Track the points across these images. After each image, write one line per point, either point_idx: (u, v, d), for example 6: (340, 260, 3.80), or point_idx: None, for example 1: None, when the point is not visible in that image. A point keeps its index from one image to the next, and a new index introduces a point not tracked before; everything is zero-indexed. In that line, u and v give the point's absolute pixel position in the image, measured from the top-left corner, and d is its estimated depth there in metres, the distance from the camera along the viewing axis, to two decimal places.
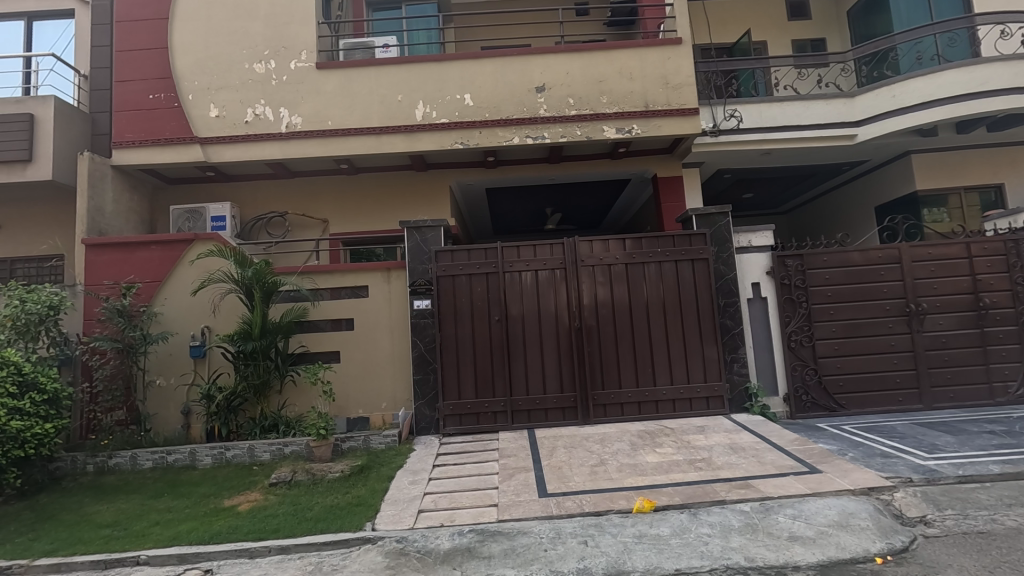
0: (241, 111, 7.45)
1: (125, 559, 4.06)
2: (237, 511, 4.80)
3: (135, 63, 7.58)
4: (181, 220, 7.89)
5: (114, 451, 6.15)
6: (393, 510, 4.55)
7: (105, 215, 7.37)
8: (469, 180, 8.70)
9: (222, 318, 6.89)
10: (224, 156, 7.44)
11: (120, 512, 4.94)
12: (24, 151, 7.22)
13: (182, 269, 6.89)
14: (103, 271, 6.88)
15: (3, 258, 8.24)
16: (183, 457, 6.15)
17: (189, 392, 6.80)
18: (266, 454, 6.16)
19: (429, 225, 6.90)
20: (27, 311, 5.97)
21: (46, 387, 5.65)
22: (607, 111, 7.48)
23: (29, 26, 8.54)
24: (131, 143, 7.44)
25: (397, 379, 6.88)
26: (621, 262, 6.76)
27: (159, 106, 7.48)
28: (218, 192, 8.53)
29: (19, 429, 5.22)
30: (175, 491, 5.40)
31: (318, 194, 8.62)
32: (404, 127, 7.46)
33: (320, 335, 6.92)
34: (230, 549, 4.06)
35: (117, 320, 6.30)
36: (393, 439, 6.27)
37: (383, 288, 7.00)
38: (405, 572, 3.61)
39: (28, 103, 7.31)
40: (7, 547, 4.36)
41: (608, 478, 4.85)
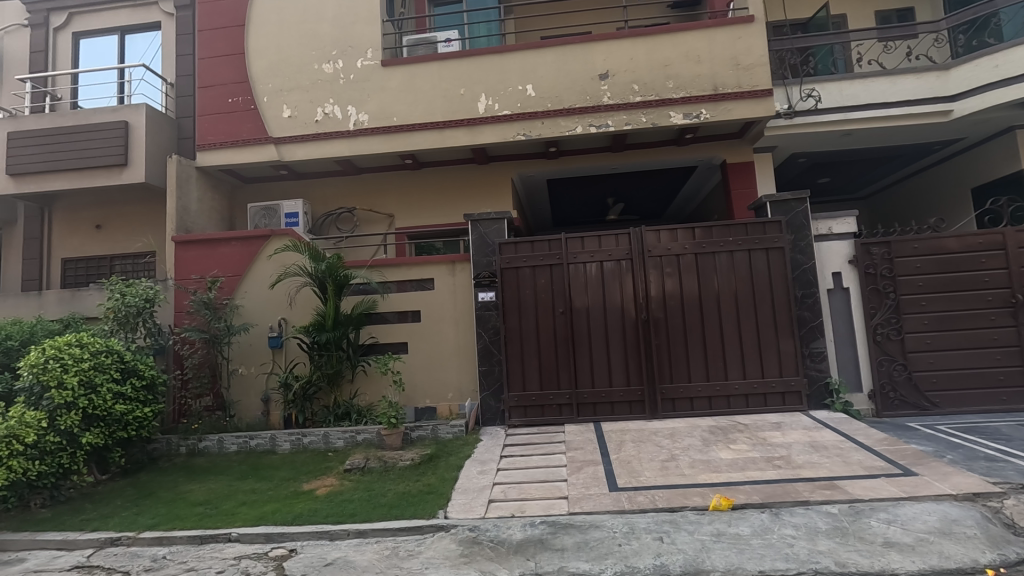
0: (312, 111, 7.73)
1: (218, 535, 4.33)
2: (316, 494, 5.01)
3: (215, 69, 8.00)
4: (258, 218, 8.28)
5: (203, 435, 6.56)
6: (464, 499, 4.62)
7: (191, 213, 7.85)
8: (531, 171, 8.67)
9: (298, 310, 7.21)
10: (296, 154, 7.74)
11: (211, 491, 5.28)
12: (120, 156, 7.79)
13: (260, 264, 7.25)
14: (191, 266, 7.34)
15: (104, 256, 8.96)
16: (264, 442, 6.48)
17: (268, 380, 7.15)
18: (340, 440, 6.40)
19: (492, 217, 6.93)
20: (127, 303, 6.49)
21: (145, 373, 6.12)
22: (673, 96, 7.24)
23: (122, 40, 9.16)
24: (212, 145, 7.88)
25: (462, 370, 6.98)
26: (690, 252, 6.54)
27: (237, 108, 7.88)
28: (290, 190, 8.90)
29: (122, 412, 5.70)
30: (258, 474, 5.71)
31: (383, 190, 8.83)
32: (466, 120, 7.51)
33: (387, 326, 7.12)
34: (312, 531, 4.26)
35: (204, 312, 6.77)
36: (460, 429, 6.37)
37: (448, 280, 7.10)
38: (479, 561, 3.65)
39: (123, 112, 7.89)
40: (115, 520, 4.74)
41: (680, 474, 4.72)
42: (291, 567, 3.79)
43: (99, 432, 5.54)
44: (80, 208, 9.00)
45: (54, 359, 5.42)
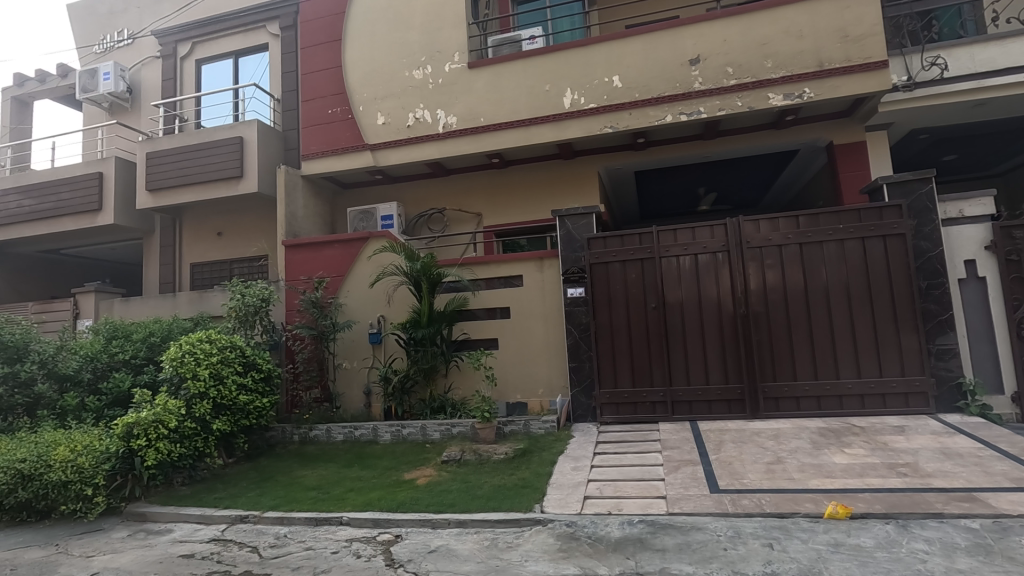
0: (404, 117, 8.07)
1: (331, 518, 4.66)
2: (416, 484, 5.25)
3: (316, 82, 8.55)
4: (357, 221, 8.77)
5: (313, 425, 7.07)
6: (560, 494, 4.64)
7: (298, 219, 8.47)
8: (618, 164, 8.50)
9: (395, 307, 7.57)
10: (390, 159, 8.12)
11: (322, 477, 5.69)
12: (237, 169, 8.56)
13: (360, 264, 7.69)
14: (299, 268, 7.91)
15: (225, 260, 9.88)
16: (367, 432, 6.86)
17: (369, 374, 7.56)
18: (436, 433, 6.64)
19: (580, 212, 6.86)
20: (246, 302, 7.15)
21: (263, 367, 6.73)
22: (772, 76, 6.80)
23: (236, 63, 10.01)
24: (315, 154, 8.44)
25: (553, 366, 6.99)
26: (793, 242, 6.13)
27: (336, 119, 8.38)
28: (384, 193, 9.33)
29: (245, 402, 6.30)
30: (363, 462, 6.07)
31: (471, 189, 9.04)
32: (552, 116, 7.50)
33: (478, 323, 7.29)
34: (416, 519, 4.46)
35: (312, 311, 7.33)
36: (552, 424, 6.39)
37: (536, 277, 7.14)
38: (578, 556, 3.64)
39: (239, 128, 8.66)
40: (242, 500, 5.23)
41: (789, 478, 4.44)
42: (398, 552, 3.97)
43: (227, 420, 6.16)
44: (205, 218, 9.99)
45: (189, 353, 6.08)
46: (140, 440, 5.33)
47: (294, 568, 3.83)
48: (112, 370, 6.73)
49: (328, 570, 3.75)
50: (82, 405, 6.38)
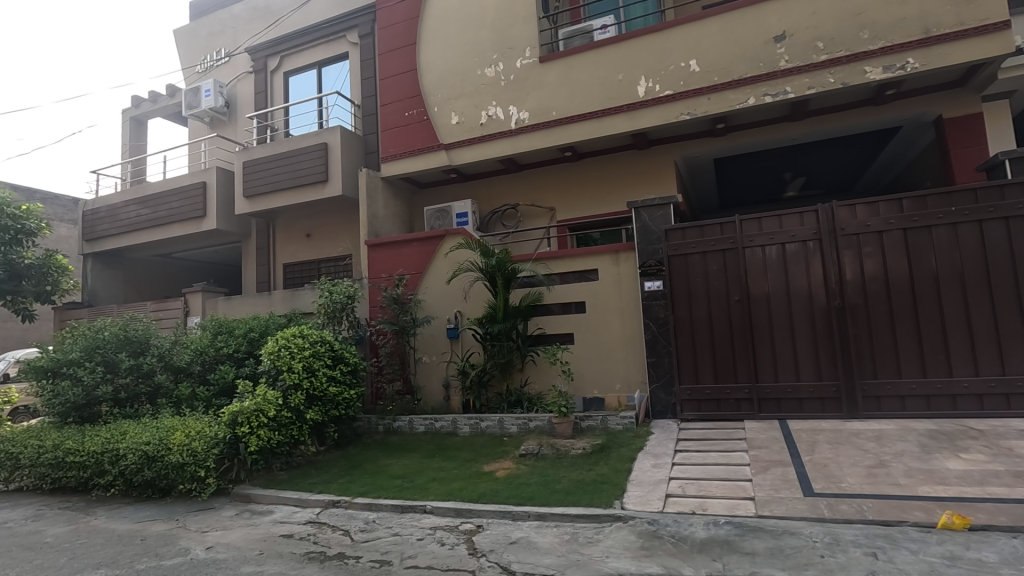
0: (477, 115, 8.19)
1: (416, 506, 4.84)
2: (496, 476, 5.34)
3: (393, 87, 8.85)
4: (433, 220, 9.02)
5: (396, 416, 7.38)
6: (640, 491, 4.56)
7: (379, 219, 8.84)
8: (695, 151, 8.18)
9: (472, 303, 7.72)
10: (465, 158, 8.27)
11: (406, 466, 5.94)
12: (322, 173, 9.05)
13: (437, 261, 7.90)
14: (380, 266, 8.25)
15: (314, 260, 10.50)
16: (447, 424, 7.06)
17: (448, 368, 7.76)
18: (514, 426, 6.72)
19: (657, 202, 6.66)
20: (334, 299, 7.56)
21: (350, 360, 7.10)
22: (869, 48, 6.27)
23: (319, 72, 10.56)
24: (393, 156, 8.75)
25: (630, 361, 6.86)
26: (896, 228, 5.64)
27: (412, 121, 8.64)
28: (459, 192, 9.51)
29: (334, 393, 6.69)
30: (444, 453, 6.25)
31: (544, 184, 9.03)
32: (626, 106, 7.34)
33: (554, 317, 7.29)
34: (496, 510, 4.54)
35: (393, 307, 7.64)
36: (631, 420, 6.28)
37: (612, 270, 7.03)
38: (662, 555, 3.56)
39: (323, 134, 9.15)
40: (334, 486, 5.56)
41: (894, 484, 4.10)
42: (480, 541, 4.06)
43: (319, 410, 6.57)
44: (295, 221, 10.65)
45: (285, 347, 6.53)
46: (244, 427, 5.79)
47: (382, 552, 4.01)
48: (218, 362, 7.35)
49: (414, 555, 3.91)
50: (194, 395, 7.03)
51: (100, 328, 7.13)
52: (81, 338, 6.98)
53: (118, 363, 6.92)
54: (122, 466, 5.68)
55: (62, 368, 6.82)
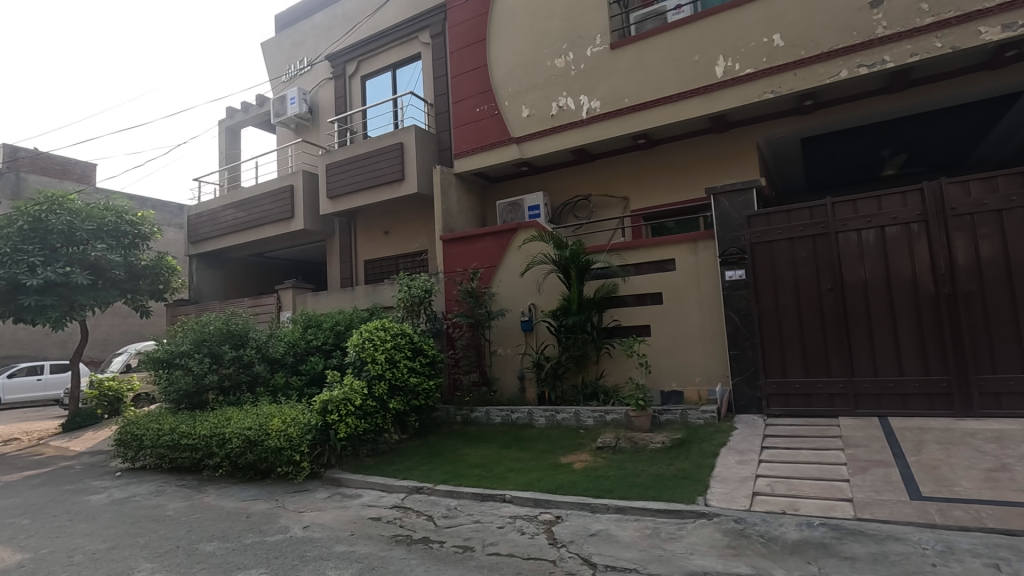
0: (548, 107, 8.15)
1: (495, 494, 4.94)
2: (574, 467, 5.34)
3: (464, 83, 8.98)
4: (506, 214, 9.09)
5: (474, 407, 7.56)
6: (725, 488, 4.40)
7: (453, 215, 9.03)
8: (779, 132, 7.73)
9: (545, 295, 7.73)
10: (536, 150, 8.27)
11: (485, 456, 6.06)
12: (398, 172, 9.38)
13: (510, 254, 7.97)
14: (455, 260, 8.43)
15: (392, 257, 10.91)
16: (523, 416, 7.14)
17: (523, 360, 7.83)
18: (590, 419, 6.69)
19: (738, 187, 6.36)
20: (412, 293, 7.83)
21: (428, 352, 7.34)
22: (984, 6, 5.64)
23: (394, 74, 10.91)
24: (466, 152, 8.89)
25: (711, 354, 6.61)
26: (1019, 205, 5.07)
27: (484, 116, 8.73)
28: (530, 184, 9.53)
29: (415, 383, 6.96)
30: (521, 444, 6.32)
31: (617, 173, 8.86)
32: (703, 88, 7.04)
33: (629, 309, 7.15)
34: (575, 502, 4.54)
35: (469, 300, 7.84)
36: (712, 415, 6.07)
37: (690, 260, 6.79)
38: (750, 555, 3.41)
39: (398, 134, 9.47)
40: (416, 473, 5.78)
41: (1018, 490, 3.71)
42: (560, 532, 4.08)
43: (401, 399, 6.87)
44: (374, 219, 11.11)
45: (369, 340, 6.85)
46: (334, 414, 6.14)
47: (465, 538, 4.13)
48: (309, 353, 7.84)
49: (496, 543, 3.99)
50: (288, 384, 7.55)
51: (206, 323, 7.77)
52: (189, 332, 7.63)
53: (221, 354, 7.54)
54: (228, 448, 6.20)
55: (175, 359, 7.51)
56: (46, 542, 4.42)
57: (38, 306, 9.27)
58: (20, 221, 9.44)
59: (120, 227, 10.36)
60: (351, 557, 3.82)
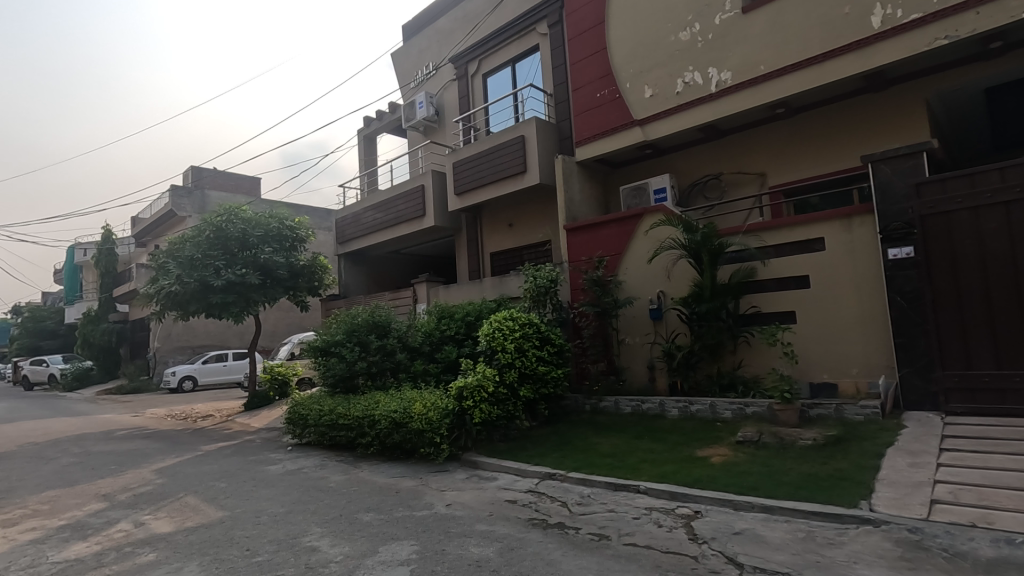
0: (673, 84, 7.77)
1: (629, 485, 4.86)
2: (712, 461, 5.08)
3: (583, 69, 8.85)
4: (630, 198, 8.72)
5: (602, 396, 7.53)
6: (894, 493, 3.91)
7: (576, 203, 8.95)
8: (959, 84, 6.62)
9: (675, 282, 7.42)
10: (661, 131, 7.93)
11: (615, 446, 5.99)
12: (521, 165, 9.54)
13: (637, 241, 7.75)
14: (579, 249, 8.36)
15: (517, 248, 11.16)
16: (654, 406, 6.95)
17: (652, 349, 7.59)
18: (728, 411, 6.32)
19: (904, 152, 5.57)
20: (538, 283, 7.95)
21: (555, 341, 7.42)
22: None
23: (513, 69, 11.10)
24: (587, 139, 8.78)
25: (871, 343, 5.90)
26: None
27: (604, 101, 8.55)
28: (655, 167, 9.19)
29: (543, 371, 7.12)
30: (653, 435, 6.16)
31: (751, 148, 8.20)
32: (855, 43, 6.25)
33: (769, 294, 6.61)
34: (715, 498, 4.31)
35: (595, 289, 7.77)
36: (874, 411, 5.41)
37: (843, 238, 6.10)
38: (930, 570, 3.01)
39: (520, 127, 9.63)
40: (549, 459, 5.89)
41: None
42: (700, 528, 3.91)
43: (530, 387, 7.07)
44: (498, 212, 11.42)
45: (499, 329, 7.09)
46: (469, 400, 6.47)
47: (600, 526, 4.12)
48: (443, 342, 8.33)
49: (632, 533, 3.93)
50: (427, 370, 8.09)
51: (355, 314, 8.54)
52: (341, 323, 8.44)
53: (369, 343, 8.28)
54: (377, 429, 6.80)
55: (330, 347, 8.36)
56: (239, 503, 5.20)
57: (223, 303, 10.91)
58: (206, 231, 11.04)
59: (282, 232, 11.77)
60: (491, 536, 4.01)
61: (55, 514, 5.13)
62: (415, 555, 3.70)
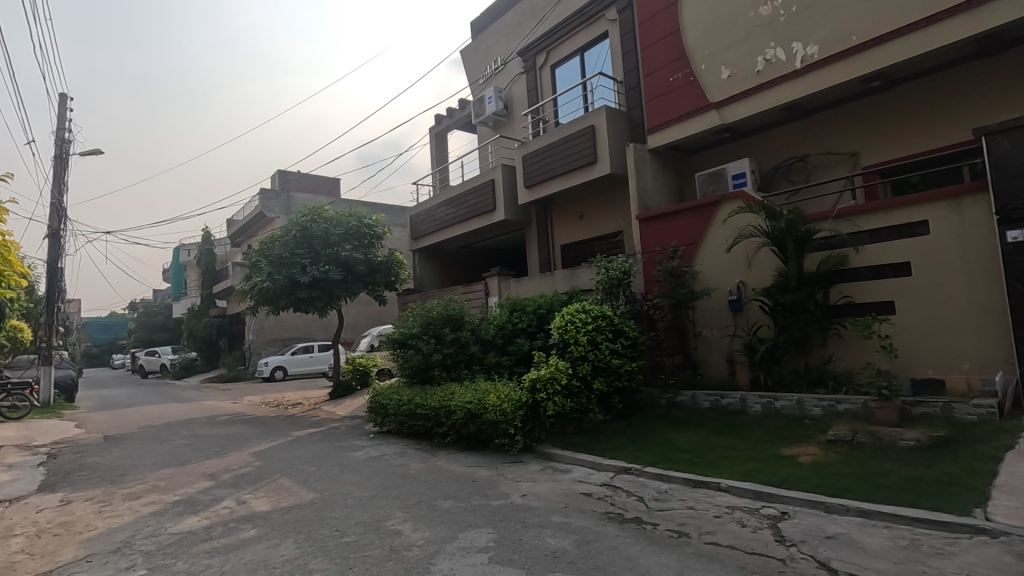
0: (753, 62, 7.37)
1: (709, 482, 4.70)
2: (799, 461, 4.81)
3: (655, 53, 8.57)
4: (706, 184, 8.35)
5: (679, 391, 7.34)
6: (1014, 501, 3.54)
7: (649, 192, 8.71)
8: None
9: (757, 272, 7.06)
10: (740, 113, 7.55)
11: (694, 441, 5.82)
12: (591, 155, 9.41)
13: (715, 229, 7.44)
14: (652, 239, 8.13)
15: (588, 240, 11.05)
16: (735, 402, 6.70)
17: (732, 342, 7.27)
18: (817, 408, 5.98)
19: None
20: (611, 275, 7.82)
21: (629, 334, 7.29)
22: None
23: (582, 58, 10.93)
24: (660, 126, 8.51)
25: (985, 336, 5.36)
26: None
27: (678, 85, 8.24)
28: (733, 152, 8.78)
29: (617, 364, 7.03)
30: (734, 432, 5.92)
31: (842, 126, 7.62)
32: (965, 4, 5.66)
33: (864, 283, 6.13)
34: (804, 499, 4.08)
35: (670, 280, 7.53)
36: (990, 411, 4.94)
37: (950, 220, 5.56)
38: None
39: (590, 117, 9.49)
40: (624, 453, 5.82)
41: None
42: (789, 530, 3.71)
43: (604, 380, 7.00)
44: (568, 204, 11.34)
45: (571, 321, 7.06)
46: (543, 392, 6.50)
47: (679, 523, 4.02)
48: (515, 334, 8.40)
49: (713, 532, 3.81)
50: (500, 363, 8.22)
51: (429, 308, 8.76)
52: (417, 316, 8.72)
53: (443, 336, 8.50)
54: (453, 419, 6.99)
55: (408, 340, 8.67)
56: (328, 486, 5.54)
57: (309, 299, 11.61)
58: (293, 231, 11.76)
59: (361, 230, 12.28)
60: (567, 528, 4.02)
61: (170, 490, 5.69)
62: (493, 543, 3.78)
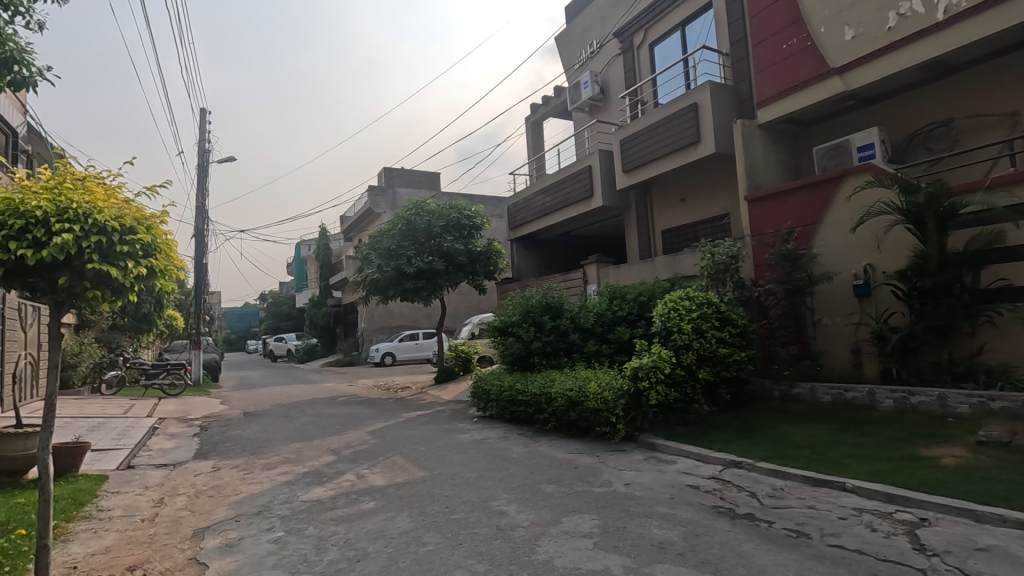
0: (883, 19, 6.61)
1: (832, 482, 4.35)
2: (941, 463, 4.32)
3: (766, 20, 7.94)
4: (826, 158, 7.64)
5: (794, 383, 6.85)
6: None
7: (759, 170, 8.13)
8: None
9: (889, 253, 6.37)
10: (867, 77, 6.81)
11: (813, 437, 5.41)
12: (695, 134, 8.96)
13: (837, 207, 6.79)
14: (764, 221, 7.58)
15: (691, 224, 10.57)
16: (862, 396, 6.12)
17: (858, 331, 6.64)
18: (963, 405, 5.31)
19: None
20: (717, 260, 7.43)
21: (738, 322, 6.88)
22: None
23: (683, 33, 10.41)
24: (771, 98, 7.90)
25: None
26: None
27: (793, 52, 7.59)
28: (858, 122, 7.97)
29: (724, 354, 6.68)
30: (861, 428, 5.42)
31: (996, 83, 6.63)
32: None
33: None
34: (948, 505, 3.66)
35: (785, 264, 6.99)
36: None
37: None
38: None
39: (693, 93, 9.02)
40: (734, 446, 5.54)
41: None
42: (929, 538, 3.34)
43: (710, 369, 6.70)
44: (669, 187, 10.91)
45: (674, 309, 6.84)
46: (645, 381, 6.36)
47: (798, 523, 3.77)
48: (615, 323, 8.25)
49: (838, 534, 3.52)
50: (600, 351, 8.14)
51: (529, 296, 8.89)
52: (518, 304, 8.90)
53: (543, 323, 8.59)
54: (554, 406, 7.05)
55: (508, 327, 8.85)
56: (436, 465, 5.84)
57: (415, 289, 12.29)
58: (399, 225, 12.42)
59: (461, 222, 12.66)
60: (674, 520, 3.92)
61: (299, 462, 6.30)
62: (598, 530, 3.78)
